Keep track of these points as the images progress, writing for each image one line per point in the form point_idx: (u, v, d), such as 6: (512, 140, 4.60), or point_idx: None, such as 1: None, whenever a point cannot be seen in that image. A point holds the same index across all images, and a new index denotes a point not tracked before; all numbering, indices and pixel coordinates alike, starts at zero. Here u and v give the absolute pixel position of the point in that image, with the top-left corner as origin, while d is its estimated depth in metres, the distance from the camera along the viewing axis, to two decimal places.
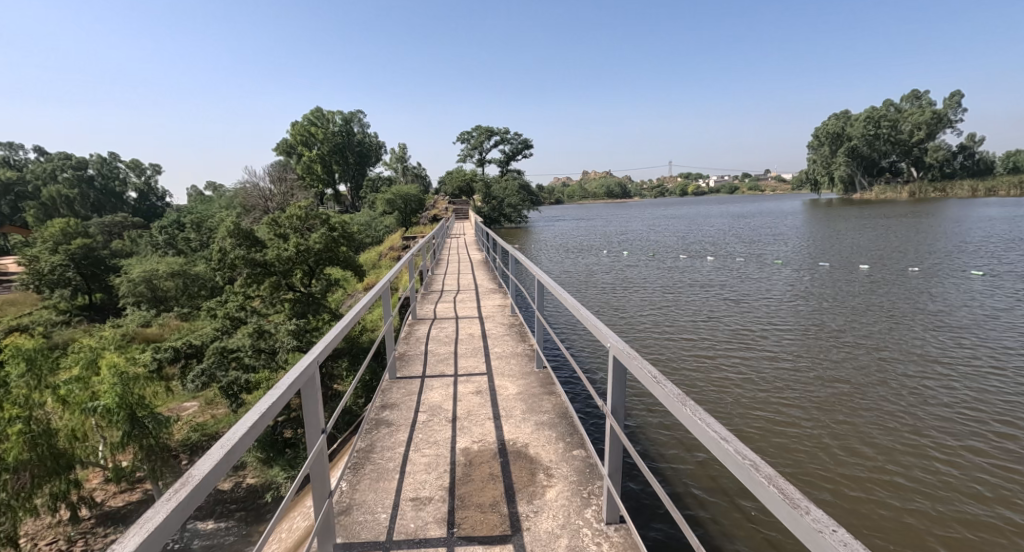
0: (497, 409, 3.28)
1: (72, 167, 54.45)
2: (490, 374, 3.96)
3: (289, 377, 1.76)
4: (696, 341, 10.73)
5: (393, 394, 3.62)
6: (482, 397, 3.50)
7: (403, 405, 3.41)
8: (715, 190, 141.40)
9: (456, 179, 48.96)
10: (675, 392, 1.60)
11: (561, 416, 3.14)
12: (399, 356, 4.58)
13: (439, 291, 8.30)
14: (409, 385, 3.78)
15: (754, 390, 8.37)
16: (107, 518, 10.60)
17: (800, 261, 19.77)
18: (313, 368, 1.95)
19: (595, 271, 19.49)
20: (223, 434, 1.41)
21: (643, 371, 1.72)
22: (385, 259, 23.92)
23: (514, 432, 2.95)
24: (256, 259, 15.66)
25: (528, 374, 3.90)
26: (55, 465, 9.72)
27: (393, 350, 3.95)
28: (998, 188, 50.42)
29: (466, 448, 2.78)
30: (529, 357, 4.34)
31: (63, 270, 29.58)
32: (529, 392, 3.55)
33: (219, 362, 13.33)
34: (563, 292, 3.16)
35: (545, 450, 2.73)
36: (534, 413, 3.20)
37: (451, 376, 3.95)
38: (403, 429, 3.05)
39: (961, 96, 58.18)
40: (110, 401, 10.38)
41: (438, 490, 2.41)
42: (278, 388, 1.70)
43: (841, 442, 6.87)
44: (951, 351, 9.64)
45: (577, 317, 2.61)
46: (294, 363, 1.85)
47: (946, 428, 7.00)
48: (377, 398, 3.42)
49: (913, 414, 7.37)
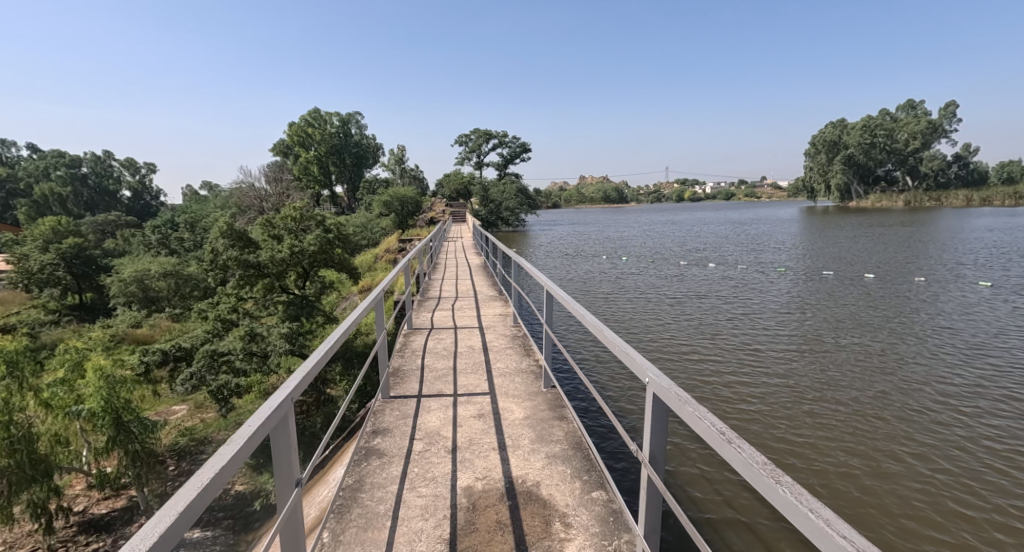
0: (504, 438, 3.05)
1: (66, 165, 54.38)
2: (493, 393, 3.75)
3: (254, 430, 1.55)
4: (698, 351, 10.52)
5: (387, 417, 3.39)
6: (485, 421, 3.29)
7: (396, 431, 3.18)
8: (711, 197, 142.05)
9: (453, 182, 48.82)
10: (755, 459, 1.30)
11: (575, 447, 2.93)
12: (394, 371, 4.36)
13: (436, 298, 8.04)
14: (403, 406, 3.55)
15: (760, 406, 8.14)
16: (89, 526, 10.32)
17: (802, 270, 19.63)
18: (285, 407, 1.74)
19: (594, 278, 19.34)
20: (145, 525, 1.20)
21: (708, 426, 1.44)
22: (381, 262, 23.62)
23: (523, 467, 2.72)
24: (249, 260, 15.34)
25: (536, 395, 3.68)
26: (34, 472, 9.40)
27: (387, 366, 3.69)
28: (992, 199, 50.80)
29: (468, 487, 2.56)
30: (535, 375, 4.11)
31: (53, 269, 29.10)
32: (536, 416, 3.34)
33: (209, 366, 12.88)
34: (578, 308, 2.88)
35: (559, 492, 2.50)
36: (544, 443, 2.98)
37: (450, 397, 3.73)
38: (396, 461, 2.82)
39: (955, 107, 58.81)
40: (95, 405, 10.09)
41: (436, 544, 2.17)
42: (234, 444, 1.49)
43: (849, 461, 6.70)
44: (959, 365, 9.45)
45: (600, 338, 2.35)
46: (262, 406, 1.66)
47: (958, 452, 6.80)
48: (368, 423, 3.19)
49: (926, 437, 7.16)
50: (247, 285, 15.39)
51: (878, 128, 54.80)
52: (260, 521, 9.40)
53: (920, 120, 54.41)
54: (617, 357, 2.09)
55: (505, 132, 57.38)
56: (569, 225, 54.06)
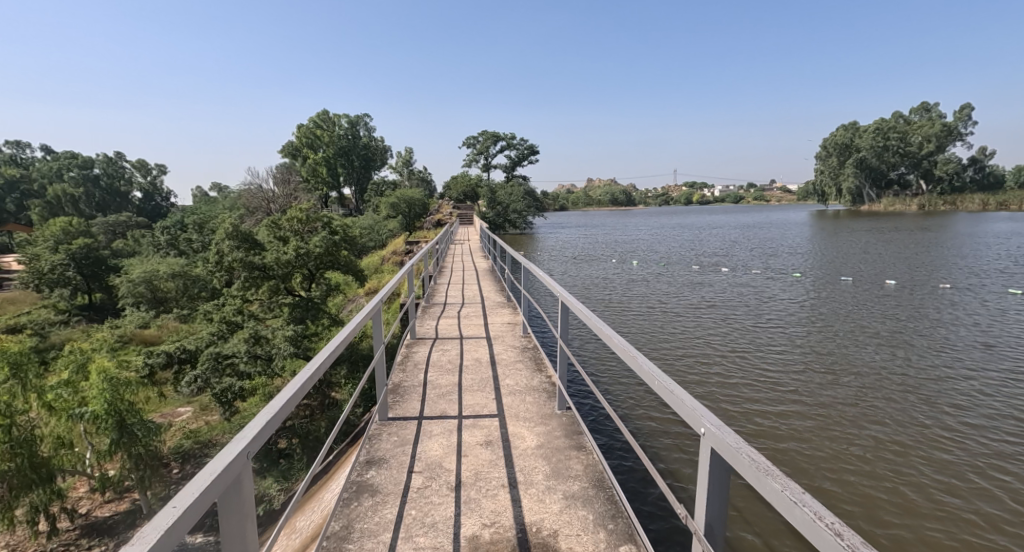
0: (515, 472, 2.84)
1: (78, 166, 55.17)
2: (502, 416, 3.54)
3: (205, 484, 1.24)
4: (712, 364, 10.27)
5: (383, 445, 3.18)
6: (493, 450, 3.08)
7: (393, 462, 2.97)
8: (720, 200, 141.18)
9: (460, 185, 47.40)
10: None
11: (594, 486, 2.71)
12: (394, 388, 4.14)
13: (440, 304, 7.83)
14: (402, 431, 3.35)
15: (777, 426, 7.87)
16: (92, 529, 10.22)
17: (820, 276, 19.28)
18: (243, 459, 1.41)
19: (605, 284, 19.16)
20: None
21: (816, 523, 1.08)
22: (387, 264, 23.59)
23: (537, 512, 2.49)
24: (254, 262, 15.24)
25: (549, 419, 3.47)
26: (36, 477, 9.31)
27: (385, 385, 3.48)
28: (1009, 203, 50.03)
29: (474, 537, 2.32)
30: (547, 395, 3.89)
31: (63, 270, 29.27)
32: (551, 445, 3.12)
33: (213, 368, 12.70)
34: (602, 326, 2.59)
35: (579, 545, 2.27)
36: (560, 480, 2.76)
37: (455, 420, 3.51)
38: (391, 501, 2.59)
39: (970, 110, 57.99)
40: (98, 408, 9.97)
41: None
42: (149, 530, 1.10)
43: (870, 488, 6.46)
44: (986, 384, 9.09)
45: (633, 365, 2.05)
46: (212, 459, 1.33)
47: (990, 482, 6.49)
48: (361, 453, 2.99)
49: (951, 463, 6.88)
50: (252, 286, 15.32)
51: (891, 131, 54.12)
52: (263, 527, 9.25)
53: (935, 122, 53.53)
54: (653, 391, 1.80)
55: (512, 134, 56.88)
56: (577, 227, 53.78)
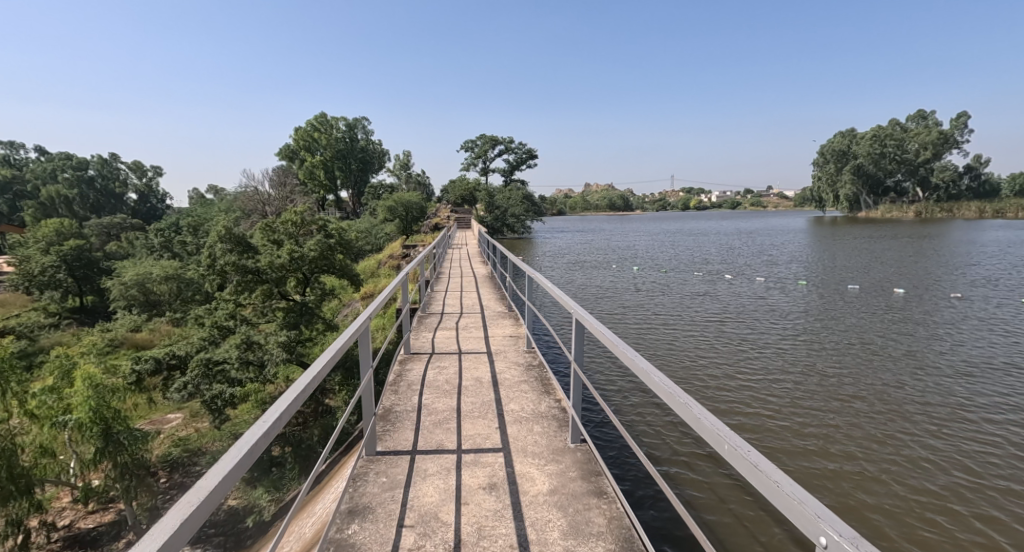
0: (526, 528, 2.58)
1: (72, 167, 54.59)
2: (508, 451, 3.29)
3: None
4: (717, 378, 9.99)
5: (370, 488, 2.92)
6: (499, 497, 2.82)
7: (379, 512, 2.71)
8: (717, 207, 141.49)
9: (458, 188, 47.09)
10: None
11: (619, 544, 2.46)
12: (384, 415, 3.86)
13: (438, 313, 7.57)
14: (392, 471, 3.09)
15: (783, 448, 7.62)
16: (75, 541, 9.89)
17: (826, 285, 18.97)
18: None
19: (608, 292, 18.91)
20: None
21: None
22: (383, 268, 23.32)
23: None
24: (247, 266, 15.01)
25: (562, 455, 3.22)
26: (14, 488, 8.90)
27: (372, 418, 3.22)
28: (1006, 211, 50.00)
29: None
30: (559, 424, 3.65)
31: (54, 271, 28.91)
32: (566, 491, 2.87)
33: (203, 375, 12.46)
34: (635, 359, 2.30)
35: None
36: (581, 538, 2.50)
37: (454, 456, 3.26)
38: None
39: (966, 118, 58.52)
40: (83, 415, 9.66)
41: None
42: None
43: (885, 516, 6.22)
44: (998, 400, 8.87)
45: (693, 422, 1.73)
46: None
47: (1001, 508, 6.27)
48: (346, 502, 2.72)
49: (964, 488, 6.67)
50: (245, 290, 14.97)
51: (888, 137, 54.30)
52: (249, 539, 8.93)
53: (932, 129, 53.55)
54: (726, 460, 1.54)
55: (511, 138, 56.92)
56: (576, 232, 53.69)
